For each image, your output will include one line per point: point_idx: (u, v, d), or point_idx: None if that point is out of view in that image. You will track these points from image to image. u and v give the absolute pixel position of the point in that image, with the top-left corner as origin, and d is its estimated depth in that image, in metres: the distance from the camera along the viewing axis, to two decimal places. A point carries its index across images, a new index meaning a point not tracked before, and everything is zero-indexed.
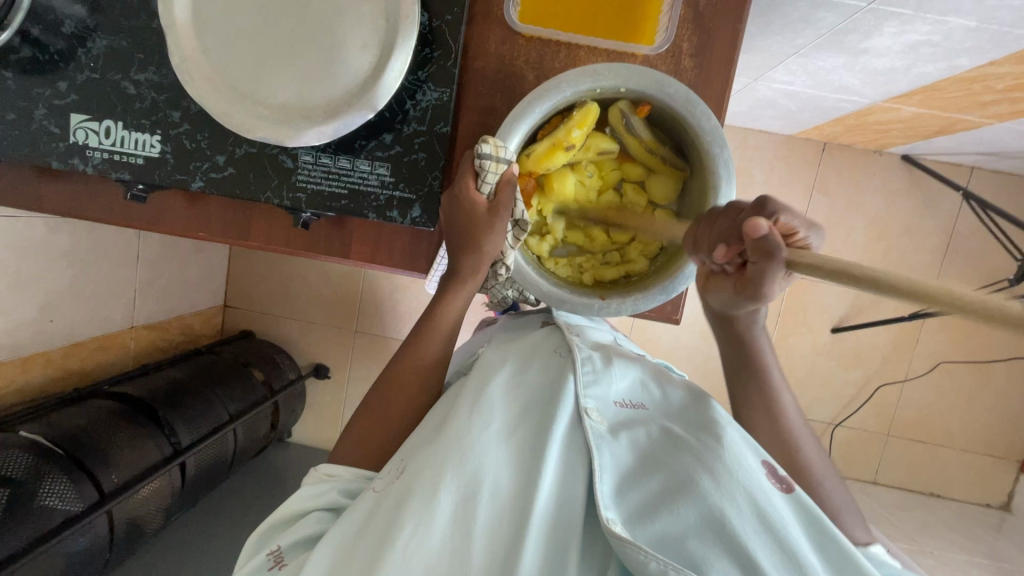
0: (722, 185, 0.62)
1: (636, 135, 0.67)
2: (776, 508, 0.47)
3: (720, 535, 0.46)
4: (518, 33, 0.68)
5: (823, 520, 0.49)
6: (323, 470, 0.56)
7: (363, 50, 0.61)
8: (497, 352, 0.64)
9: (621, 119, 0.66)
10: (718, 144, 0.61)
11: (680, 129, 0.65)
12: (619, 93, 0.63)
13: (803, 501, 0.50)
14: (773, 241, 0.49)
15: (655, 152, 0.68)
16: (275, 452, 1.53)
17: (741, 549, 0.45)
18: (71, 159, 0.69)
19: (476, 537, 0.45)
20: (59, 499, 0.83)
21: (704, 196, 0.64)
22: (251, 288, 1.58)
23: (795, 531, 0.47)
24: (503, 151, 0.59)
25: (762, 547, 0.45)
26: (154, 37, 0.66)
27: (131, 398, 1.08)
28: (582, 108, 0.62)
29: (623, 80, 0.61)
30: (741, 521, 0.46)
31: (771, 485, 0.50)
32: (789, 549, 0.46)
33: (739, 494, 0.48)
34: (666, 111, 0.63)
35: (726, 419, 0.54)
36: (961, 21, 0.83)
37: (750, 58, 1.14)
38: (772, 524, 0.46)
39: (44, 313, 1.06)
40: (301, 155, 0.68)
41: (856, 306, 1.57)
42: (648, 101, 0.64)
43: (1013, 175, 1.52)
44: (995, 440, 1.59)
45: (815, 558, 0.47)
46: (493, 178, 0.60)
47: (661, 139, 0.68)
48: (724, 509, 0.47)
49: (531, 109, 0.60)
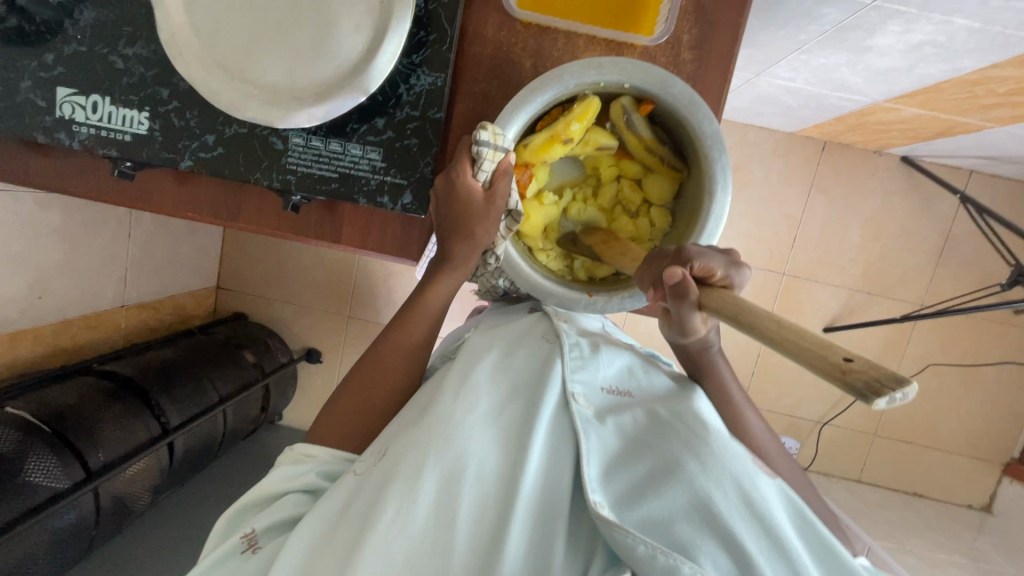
0: (718, 190, 0.61)
1: (637, 134, 0.66)
2: (762, 494, 0.47)
3: (707, 519, 0.45)
4: (516, 19, 0.67)
5: (805, 511, 0.49)
6: (301, 450, 0.56)
7: (356, 31, 0.60)
8: (484, 336, 0.64)
9: (622, 115, 0.65)
10: (717, 149, 0.61)
11: (681, 130, 0.64)
12: (623, 88, 0.62)
13: (787, 491, 0.50)
14: (686, 287, 0.49)
15: (654, 151, 0.67)
16: (266, 434, 1.53)
17: (728, 532, 0.45)
18: (58, 134, 0.67)
19: (461, 518, 0.45)
20: (45, 476, 0.83)
21: (698, 201, 0.64)
22: (245, 270, 1.57)
23: (781, 516, 0.47)
24: (501, 139, 0.59)
25: (749, 531, 0.45)
26: (143, 11, 0.65)
27: (120, 376, 1.07)
28: (583, 102, 0.62)
29: (628, 75, 0.60)
30: (729, 506, 0.46)
31: (759, 471, 0.49)
32: (775, 533, 0.45)
33: (726, 477, 0.47)
34: (669, 110, 0.62)
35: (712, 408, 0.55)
36: (966, 22, 0.82)
37: (754, 53, 1.12)
38: (758, 508, 0.46)
39: (33, 290, 1.05)
40: (292, 137, 0.67)
41: (849, 306, 1.58)
42: (651, 99, 0.63)
43: (1010, 180, 1.52)
44: (979, 442, 1.61)
45: (801, 545, 0.46)
46: (490, 166, 0.59)
47: (661, 138, 0.67)
48: (711, 491, 0.46)
49: (531, 99, 0.59)
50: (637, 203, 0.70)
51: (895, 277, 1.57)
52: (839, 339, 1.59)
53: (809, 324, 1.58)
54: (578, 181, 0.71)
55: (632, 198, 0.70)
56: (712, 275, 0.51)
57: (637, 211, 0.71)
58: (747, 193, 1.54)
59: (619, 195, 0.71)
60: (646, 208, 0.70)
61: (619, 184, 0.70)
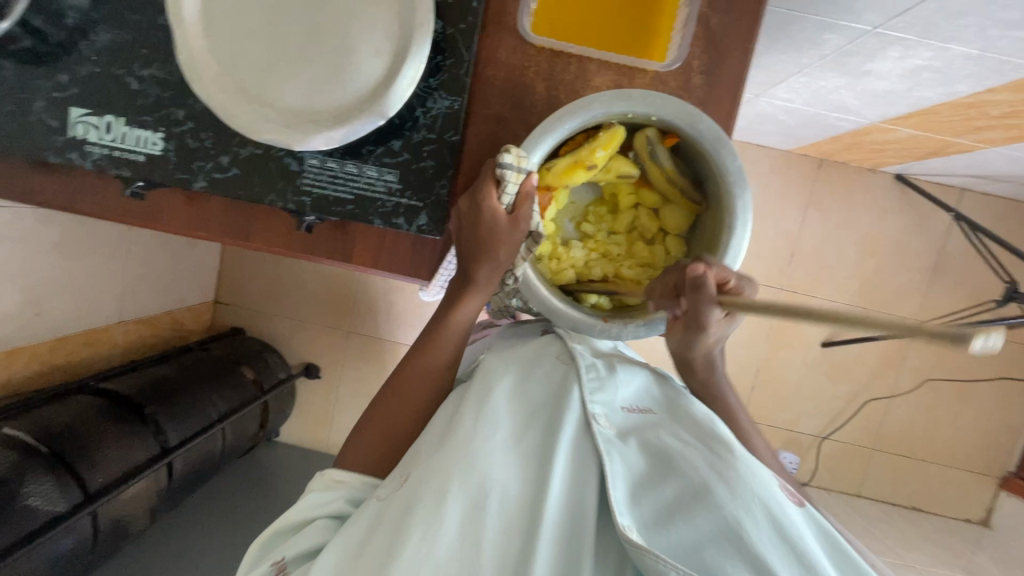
0: (738, 227, 0.62)
1: (659, 165, 0.67)
2: (788, 514, 0.47)
3: (736, 544, 0.45)
4: (530, 44, 0.68)
5: (831, 532, 0.49)
6: (331, 475, 0.56)
7: (375, 56, 0.60)
8: (499, 357, 0.63)
9: (646, 146, 0.66)
10: (740, 184, 0.61)
11: (703, 164, 0.65)
12: (650, 120, 0.63)
13: (813, 513, 0.50)
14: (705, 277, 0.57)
15: (674, 182, 0.67)
16: (262, 451, 1.50)
17: (760, 556, 0.44)
18: (69, 154, 0.67)
19: (486, 539, 0.45)
20: (43, 500, 0.81)
21: (716, 232, 0.65)
22: (244, 285, 1.55)
23: (809, 537, 0.46)
24: (524, 161, 0.59)
25: (779, 554, 0.44)
26: (160, 33, 0.65)
27: (117, 395, 1.05)
28: (610, 131, 0.63)
29: (657, 108, 0.60)
30: (758, 531, 0.45)
31: (784, 496, 0.49)
32: (805, 556, 0.44)
33: (754, 502, 0.47)
34: (693, 144, 0.63)
35: (731, 430, 0.54)
36: (963, 49, 0.84)
37: (755, 75, 1.15)
38: (787, 532, 0.45)
39: (31, 307, 1.03)
40: (307, 158, 0.67)
41: (847, 321, 1.60)
42: (676, 132, 0.63)
43: (1000, 199, 1.55)
44: (975, 456, 1.63)
45: (831, 567, 0.46)
46: (513, 189, 0.59)
47: (682, 169, 0.68)
48: (739, 516, 0.46)
49: (558, 124, 0.60)
50: (653, 231, 0.72)
51: (891, 293, 1.59)
52: (836, 354, 1.61)
53: (808, 339, 1.60)
54: (595, 206, 0.73)
55: (648, 226, 0.71)
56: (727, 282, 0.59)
57: (653, 238, 0.72)
58: None
59: (635, 222, 0.72)
60: (662, 236, 0.72)
61: (636, 212, 0.72)
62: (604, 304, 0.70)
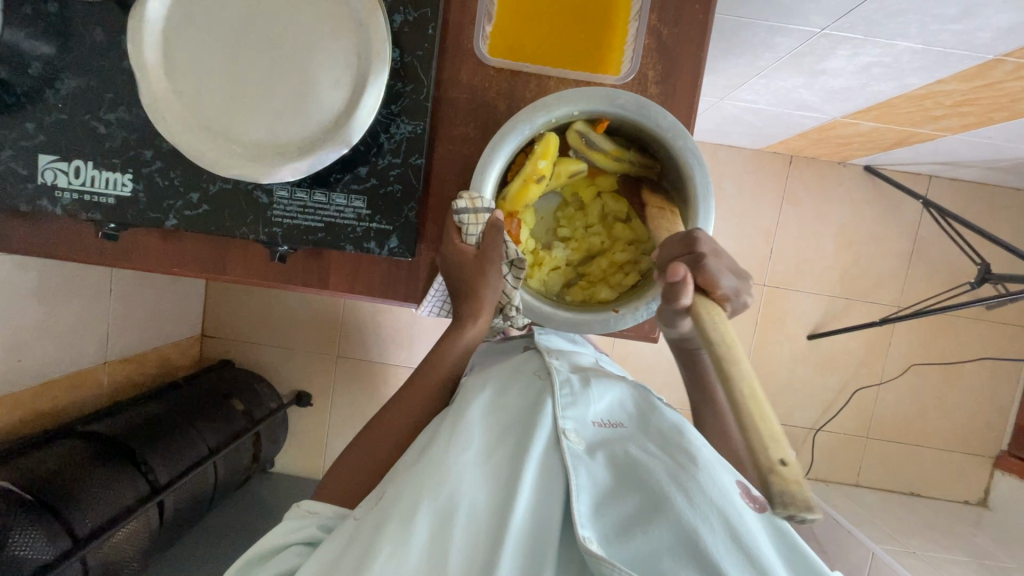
0: (696, 172, 0.64)
1: (600, 150, 0.68)
2: (746, 524, 0.48)
3: (691, 552, 0.46)
4: (488, 65, 0.70)
5: (794, 538, 0.50)
6: (304, 506, 0.56)
7: (335, 87, 0.62)
8: (477, 376, 0.63)
9: (580, 139, 0.67)
10: (681, 137, 0.63)
11: (641, 135, 0.67)
12: (573, 116, 0.64)
13: (774, 519, 0.51)
14: (682, 288, 0.52)
15: (622, 159, 0.69)
16: (258, 483, 1.49)
17: (714, 564, 0.45)
18: (40, 200, 0.68)
19: (453, 554, 0.45)
20: (30, 548, 0.80)
21: (682, 192, 0.67)
22: (230, 317, 1.55)
23: (765, 545, 0.47)
24: (479, 202, 0.61)
25: (734, 562, 0.46)
26: (124, 77, 0.67)
27: (103, 436, 1.04)
28: (542, 141, 0.63)
29: (575, 103, 0.62)
30: (715, 540, 0.46)
31: (744, 504, 0.50)
32: (759, 563, 0.46)
33: (712, 512, 0.48)
34: (624, 120, 0.65)
35: (700, 441, 0.54)
36: (909, 44, 0.88)
37: (716, 79, 1.18)
38: (743, 540, 0.47)
39: (12, 353, 1.03)
40: (276, 190, 0.69)
41: (831, 312, 1.62)
42: (603, 117, 0.65)
43: (967, 183, 1.59)
44: (968, 437, 1.64)
45: (786, 573, 0.47)
46: (476, 229, 0.62)
47: (624, 145, 0.70)
48: (697, 526, 0.47)
49: (495, 154, 0.61)
50: (625, 210, 0.73)
51: (871, 282, 1.62)
52: (823, 345, 1.63)
53: (794, 332, 1.62)
54: (561, 209, 0.74)
55: (619, 207, 0.72)
56: (715, 289, 0.54)
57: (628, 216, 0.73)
58: (722, 210, 1.59)
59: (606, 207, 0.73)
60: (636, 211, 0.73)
61: (602, 198, 0.73)
62: (611, 296, 0.71)
